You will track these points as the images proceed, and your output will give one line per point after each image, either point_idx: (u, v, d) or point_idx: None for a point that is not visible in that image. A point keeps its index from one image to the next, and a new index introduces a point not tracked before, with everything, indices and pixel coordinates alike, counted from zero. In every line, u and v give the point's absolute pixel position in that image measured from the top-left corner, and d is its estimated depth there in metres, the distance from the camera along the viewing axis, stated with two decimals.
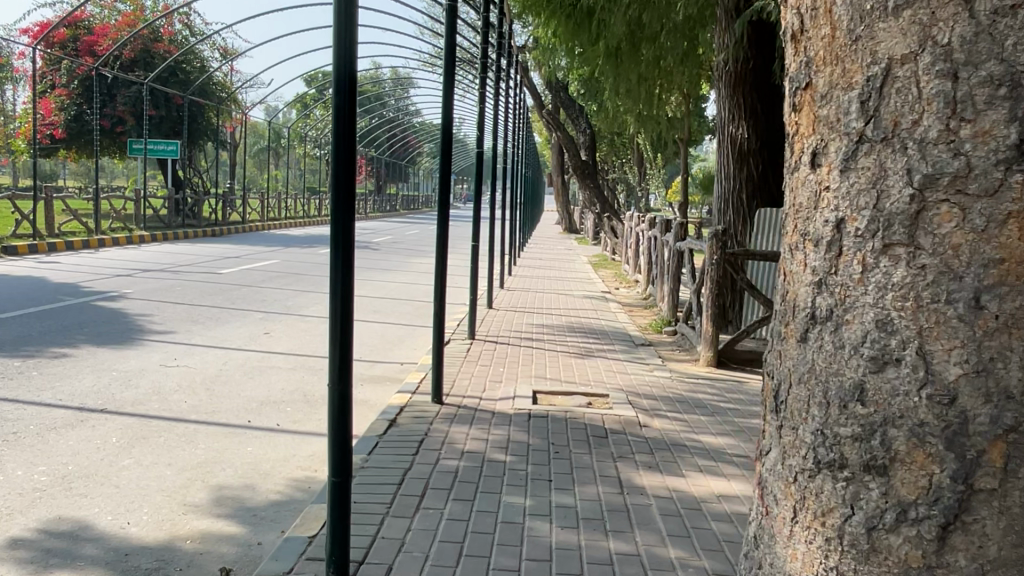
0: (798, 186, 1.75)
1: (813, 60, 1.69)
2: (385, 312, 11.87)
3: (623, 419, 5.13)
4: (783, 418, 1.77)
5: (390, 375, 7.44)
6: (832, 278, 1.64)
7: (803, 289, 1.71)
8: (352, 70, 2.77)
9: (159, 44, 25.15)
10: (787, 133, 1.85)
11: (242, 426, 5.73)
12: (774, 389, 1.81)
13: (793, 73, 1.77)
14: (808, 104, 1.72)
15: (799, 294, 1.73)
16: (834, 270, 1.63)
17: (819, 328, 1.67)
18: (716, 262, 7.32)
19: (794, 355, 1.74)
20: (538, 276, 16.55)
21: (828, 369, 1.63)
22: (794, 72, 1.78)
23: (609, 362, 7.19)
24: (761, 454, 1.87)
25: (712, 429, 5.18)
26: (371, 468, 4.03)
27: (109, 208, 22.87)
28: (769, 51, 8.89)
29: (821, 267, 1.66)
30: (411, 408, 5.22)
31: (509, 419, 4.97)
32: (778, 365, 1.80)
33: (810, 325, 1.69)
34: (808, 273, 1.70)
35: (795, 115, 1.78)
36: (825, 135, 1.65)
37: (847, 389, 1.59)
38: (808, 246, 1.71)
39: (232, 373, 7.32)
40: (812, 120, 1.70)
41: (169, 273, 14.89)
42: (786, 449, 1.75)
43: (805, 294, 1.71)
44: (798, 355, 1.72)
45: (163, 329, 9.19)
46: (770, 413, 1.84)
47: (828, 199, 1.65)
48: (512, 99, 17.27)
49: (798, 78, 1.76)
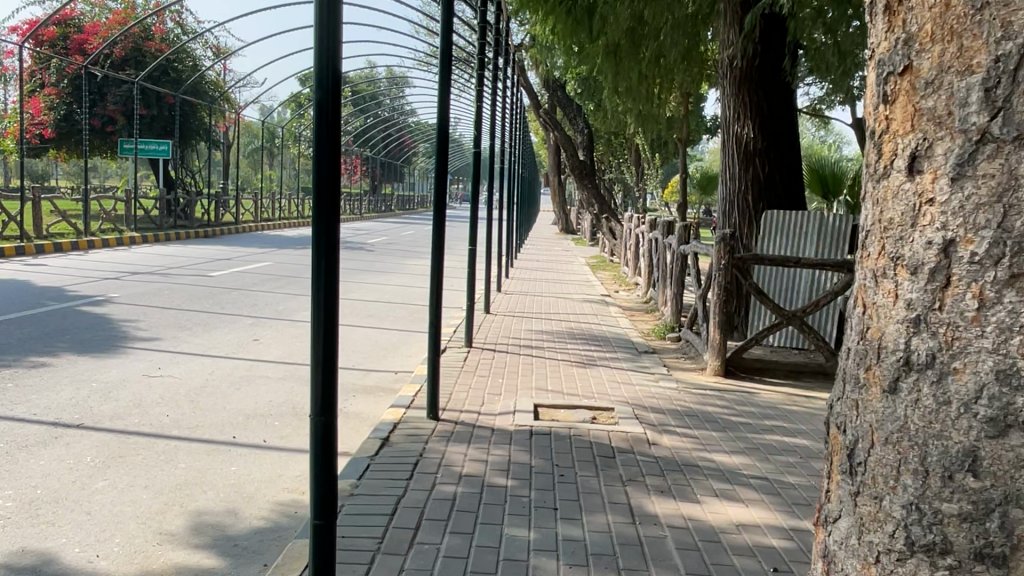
0: (889, 196, 1.75)
1: (918, 34, 1.69)
2: (380, 317, 11.54)
3: (630, 436, 4.83)
4: (859, 485, 1.77)
5: (383, 386, 7.13)
6: (934, 314, 1.62)
7: (895, 325, 1.70)
8: (336, 73, 2.48)
9: (151, 43, 24.77)
10: (870, 129, 1.83)
11: (226, 442, 5.42)
12: (850, 448, 1.80)
13: (886, 54, 1.77)
14: (906, 92, 1.71)
15: (889, 331, 1.72)
16: (938, 304, 1.62)
17: (914, 377, 1.65)
18: (724, 267, 7.00)
19: (880, 409, 1.72)
20: (536, 279, 16.24)
21: (929, 430, 1.61)
22: (886, 53, 1.78)
23: (613, 371, 6.89)
24: (828, 522, 1.88)
25: (726, 446, 4.89)
26: (360, 495, 3.73)
27: (98, 209, 22.50)
28: (777, 47, 8.63)
29: (920, 299, 1.65)
30: (405, 424, 4.92)
31: (510, 437, 4.67)
32: (856, 421, 1.79)
33: (902, 374, 1.68)
34: (901, 304, 1.69)
35: (887, 107, 1.76)
36: (931, 133, 1.65)
37: (954, 456, 1.57)
38: (902, 272, 1.69)
39: (218, 384, 7.00)
40: (909, 115, 1.70)
41: (158, 277, 14.54)
42: (863, 522, 1.75)
43: (896, 332, 1.70)
44: (886, 411, 1.70)
45: (148, 336, 8.86)
46: (841, 475, 1.84)
47: (931, 214, 1.64)
48: (510, 98, 16.94)
49: (893, 59, 1.75)
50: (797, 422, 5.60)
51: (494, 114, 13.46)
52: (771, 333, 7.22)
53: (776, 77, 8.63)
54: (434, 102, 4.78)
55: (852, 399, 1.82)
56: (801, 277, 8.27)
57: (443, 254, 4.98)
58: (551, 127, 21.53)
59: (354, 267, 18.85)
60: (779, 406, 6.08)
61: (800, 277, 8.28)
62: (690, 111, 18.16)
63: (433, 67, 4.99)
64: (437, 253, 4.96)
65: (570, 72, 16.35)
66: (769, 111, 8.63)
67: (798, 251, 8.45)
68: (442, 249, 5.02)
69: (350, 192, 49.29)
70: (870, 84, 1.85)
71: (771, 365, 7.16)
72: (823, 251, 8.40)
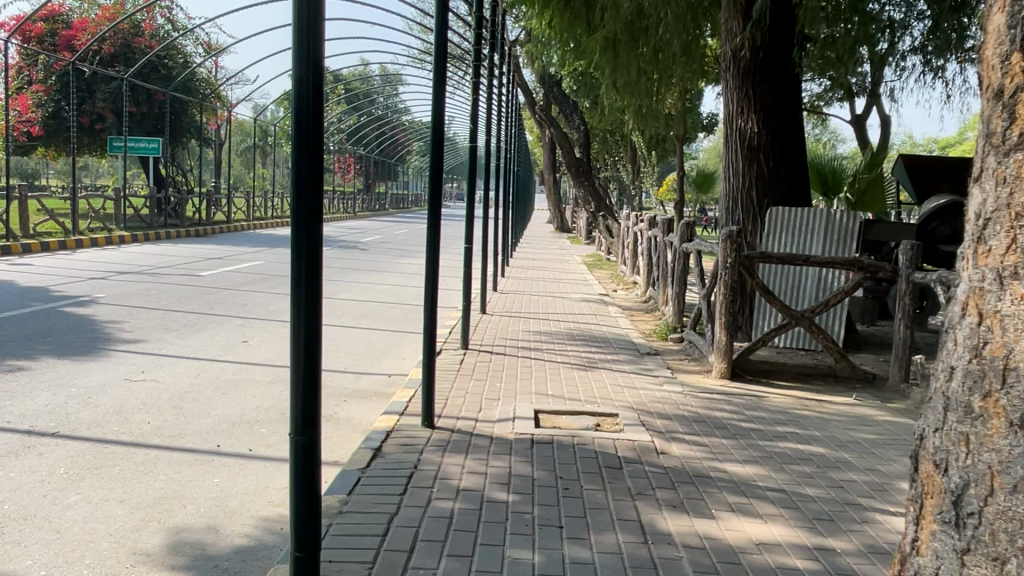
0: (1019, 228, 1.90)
1: None
2: (373, 317, 11.25)
3: (638, 445, 4.56)
4: (970, 520, 1.91)
5: (375, 391, 6.85)
6: None
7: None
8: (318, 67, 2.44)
9: (141, 40, 24.42)
10: (988, 165, 2.00)
11: (209, 452, 5.13)
12: (961, 483, 1.95)
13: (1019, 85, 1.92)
14: None
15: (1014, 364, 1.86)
16: None
17: None
18: (730, 266, 6.73)
19: (1002, 442, 1.85)
20: (533, 278, 15.97)
21: None
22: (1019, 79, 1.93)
23: (615, 374, 6.63)
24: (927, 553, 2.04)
25: (738, 454, 4.62)
26: (350, 513, 3.45)
27: (88, 208, 22.16)
28: (784, 41, 8.42)
29: None
30: (399, 433, 4.64)
31: (510, 447, 4.40)
32: (970, 452, 1.93)
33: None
34: None
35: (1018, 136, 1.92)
36: None
37: None
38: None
39: (204, 388, 6.71)
40: None
41: (147, 276, 14.22)
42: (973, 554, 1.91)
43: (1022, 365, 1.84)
44: (1009, 444, 1.84)
45: (133, 338, 8.56)
46: (941, 505, 2.00)
47: None
48: (505, 95, 16.68)
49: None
50: (810, 427, 5.33)
51: (490, 110, 13.21)
52: (778, 334, 6.96)
53: (783, 71, 8.42)
54: (433, 95, 4.57)
55: (959, 433, 1.97)
56: (808, 275, 8.03)
57: (438, 253, 4.71)
58: (547, 124, 21.25)
59: (348, 267, 18.55)
60: (790, 411, 5.81)
61: (807, 276, 8.03)
62: (688, 108, 17.91)
63: (432, 58, 4.75)
64: (431, 252, 4.70)
65: (567, 68, 16.11)
66: (774, 105, 8.40)
67: (804, 249, 8.20)
68: (437, 247, 4.75)
69: (343, 190, 48.91)
70: (988, 105, 2.02)
71: (779, 367, 6.90)
72: (829, 249, 8.15)
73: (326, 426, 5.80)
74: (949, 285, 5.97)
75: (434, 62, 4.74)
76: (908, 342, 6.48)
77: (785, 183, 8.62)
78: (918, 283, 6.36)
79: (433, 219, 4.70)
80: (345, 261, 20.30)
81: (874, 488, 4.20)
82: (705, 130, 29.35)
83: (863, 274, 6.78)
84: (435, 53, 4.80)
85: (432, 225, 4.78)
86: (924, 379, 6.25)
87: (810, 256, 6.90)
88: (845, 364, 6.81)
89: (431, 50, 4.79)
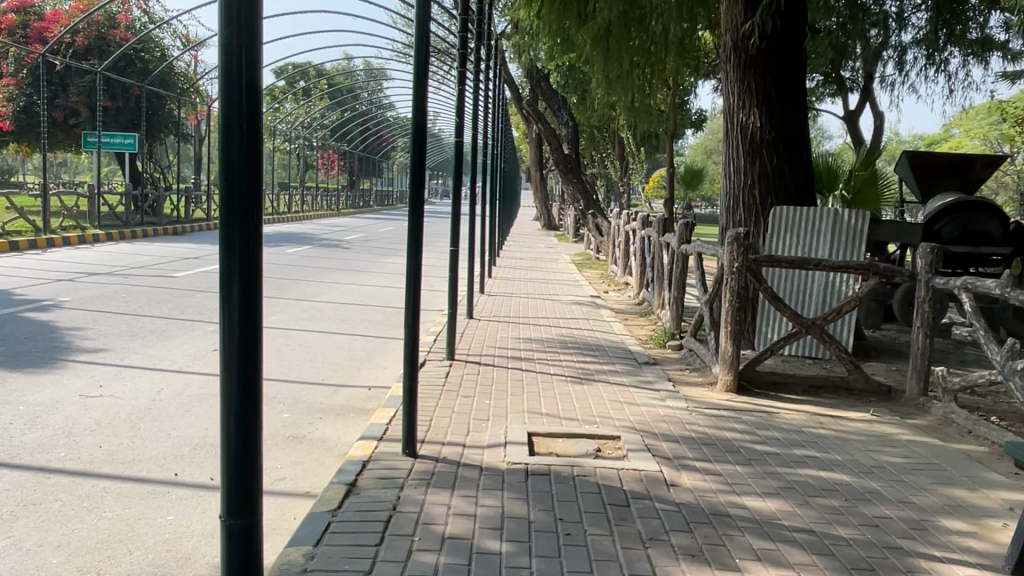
0: None
1: None
2: (353, 321, 10.70)
3: (644, 477, 4.07)
4: None
5: (354, 407, 6.33)
6: None
7: None
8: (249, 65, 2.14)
9: (116, 32, 23.69)
10: None
11: (164, 482, 4.59)
12: None
13: None
14: None
15: None
16: None
17: None
18: (737, 270, 6.23)
19: None
20: (521, 278, 15.45)
21: None
22: None
23: (612, 388, 6.14)
24: None
25: (756, 485, 4.14)
26: (317, 571, 2.94)
27: (59, 205, 21.42)
28: (791, 31, 7.95)
29: None
30: (377, 463, 4.13)
31: (502, 481, 3.91)
32: None
33: None
34: None
35: None
36: None
37: None
38: None
39: (166, 405, 6.15)
40: None
41: (118, 277, 13.61)
42: None
43: None
44: None
45: (95, 348, 7.99)
46: None
47: None
48: (492, 90, 16.21)
49: None
50: (830, 450, 4.87)
51: (477, 107, 12.70)
52: (787, 343, 6.49)
53: (789, 63, 7.95)
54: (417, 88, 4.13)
55: None
56: (814, 280, 7.58)
57: (418, 259, 4.17)
58: (534, 120, 20.75)
59: (330, 266, 17.98)
60: (804, 430, 5.34)
61: (813, 280, 7.58)
62: (679, 104, 17.50)
63: (416, 45, 4.17)
64: (411, 258, 4.17)
65: (555, 60, 15.59)
66: (779, 99, 7.94)
67: (810, 251, 7.73)
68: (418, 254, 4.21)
69: (327, 188, 48.22)
70: None
71: (789, 379, 6.44)
72: (836, 253, 7.69)
73: (298, 449, 5.27)
74: (974, 291, 5.53)
75: (419, 54, 4.18)
76: (927, 353, 6.03)
77: (789, 180, 8.14)
78: (938, 289, 5.91)
79: (415, 220, 4.16)
80: (326, 260, 19.71)
81: (911, 527, 3.73)
82: (695, 127, 28.97)
83: (878, 279, 6.32)
84: (421, 41, 4.21)
85: (411, 230, 4.26)
86: (945, 393, 5.79)
87: (821, 259, 6.43)
88: (858, 376, 6.35)
89: (417, 36, 4.21)
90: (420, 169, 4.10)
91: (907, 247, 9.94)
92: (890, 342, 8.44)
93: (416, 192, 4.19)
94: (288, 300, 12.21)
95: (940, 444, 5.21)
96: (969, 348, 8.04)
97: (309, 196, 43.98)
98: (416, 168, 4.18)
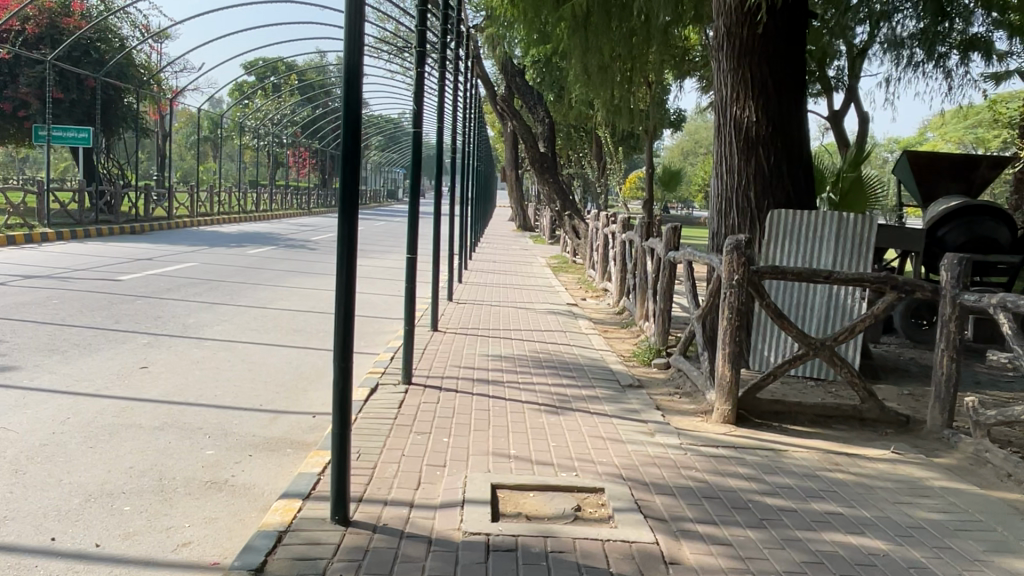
0: None
1: None
2: (308, 331, 9.78)
3: (637, 552, 3.23)
4: None
5: (292, 441, 5.42)
6: None
7: None
8: None
9: (69, 20, 22.48)
10: None
11: (35, 552, 3.65)
12: None
13: None
14: None
15: None
16: None
17: None
18: (738, 284, 5.39)
19: None
20: (493, 283, 14.52)
21: None
22: None
23: (593, 419, 5.30)
24: None
25: (775, 560, 3.29)
26: None
27: (6, 201, 20.24)
28: (790, 17, 7.21)
29: None
30: (298, 536, 3.24)
31: (455, 564, 3.04)
32: None
33: None
34: None
35: None
36: None
37: None
38: None
39: (68, 439, 5.21)
40: None
41: (56, 280, 12.56)
42: None
43: None
44: None
45: (4, 365, 7.01)
46: None
47: None
48: (463, 83, 15.31)
49: None
50: (856, 504, 4.04)
51: (444, 101, 11.81)
52: (792, 366, 5.68)
53: (788, 52, 7.20)
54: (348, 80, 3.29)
55: None
56: (815, 292, 6.80)
57: (349, 283, 3.31)
58: (508, 117, 19.88)
59: (290, 269, 16.97)
60: (819, 474, 4.51)
61: (814, 293, 6.80)
62: (659, 101, 16.71)
63: (353, 21, 3.31)
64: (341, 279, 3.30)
65: (531, 53, 14.69)
66: (778, 92, 7.18)
67: (812, 261, 6.92)
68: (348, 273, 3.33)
69: (298, 185, 47.02)
70: None
71: (794, 409, 5.63)
72: (842, 262, 6.87)
73: (217, 500, 4.37)
74: (1014, 310, 4.73)
75: (354, 34, 3.31)
76: (954, 380, 5.24)
77: (789, 181, 7.36)
78: (968, 307, 5.12)
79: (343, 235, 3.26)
80: (290, 261, 18.67)
81: None
82: (673, 127, 28.25)
83: (897, 295, 5.51)
84: (358, 11, 3.33)
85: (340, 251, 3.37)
86: (978, 427, 4.97)
87: (830, 271, 5.63)
88: (872, 405, 5.56)
89: (351, 10, 3.35)
90: (351, 176, 3.24)
91: (907, 256, 9.21)
92: (894, 360, 7.68)
93: (346, 203, 3.31)
94: (240, 307, 11.23)
95: (978, 491, 4.40)
96: (982, 368, 7.28)
97: (279, 194, 42.76)
98: (348, 174, 3.33)
